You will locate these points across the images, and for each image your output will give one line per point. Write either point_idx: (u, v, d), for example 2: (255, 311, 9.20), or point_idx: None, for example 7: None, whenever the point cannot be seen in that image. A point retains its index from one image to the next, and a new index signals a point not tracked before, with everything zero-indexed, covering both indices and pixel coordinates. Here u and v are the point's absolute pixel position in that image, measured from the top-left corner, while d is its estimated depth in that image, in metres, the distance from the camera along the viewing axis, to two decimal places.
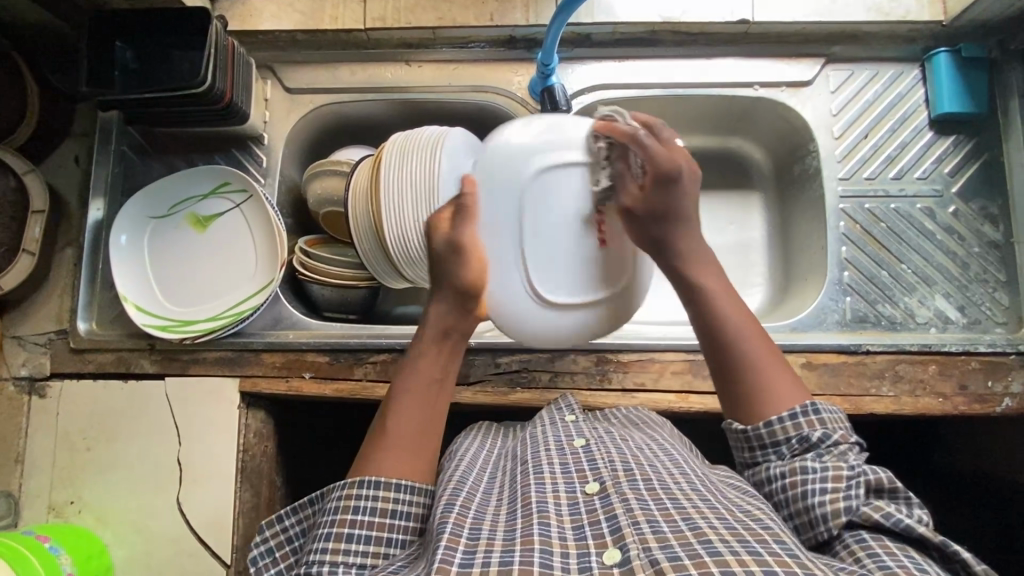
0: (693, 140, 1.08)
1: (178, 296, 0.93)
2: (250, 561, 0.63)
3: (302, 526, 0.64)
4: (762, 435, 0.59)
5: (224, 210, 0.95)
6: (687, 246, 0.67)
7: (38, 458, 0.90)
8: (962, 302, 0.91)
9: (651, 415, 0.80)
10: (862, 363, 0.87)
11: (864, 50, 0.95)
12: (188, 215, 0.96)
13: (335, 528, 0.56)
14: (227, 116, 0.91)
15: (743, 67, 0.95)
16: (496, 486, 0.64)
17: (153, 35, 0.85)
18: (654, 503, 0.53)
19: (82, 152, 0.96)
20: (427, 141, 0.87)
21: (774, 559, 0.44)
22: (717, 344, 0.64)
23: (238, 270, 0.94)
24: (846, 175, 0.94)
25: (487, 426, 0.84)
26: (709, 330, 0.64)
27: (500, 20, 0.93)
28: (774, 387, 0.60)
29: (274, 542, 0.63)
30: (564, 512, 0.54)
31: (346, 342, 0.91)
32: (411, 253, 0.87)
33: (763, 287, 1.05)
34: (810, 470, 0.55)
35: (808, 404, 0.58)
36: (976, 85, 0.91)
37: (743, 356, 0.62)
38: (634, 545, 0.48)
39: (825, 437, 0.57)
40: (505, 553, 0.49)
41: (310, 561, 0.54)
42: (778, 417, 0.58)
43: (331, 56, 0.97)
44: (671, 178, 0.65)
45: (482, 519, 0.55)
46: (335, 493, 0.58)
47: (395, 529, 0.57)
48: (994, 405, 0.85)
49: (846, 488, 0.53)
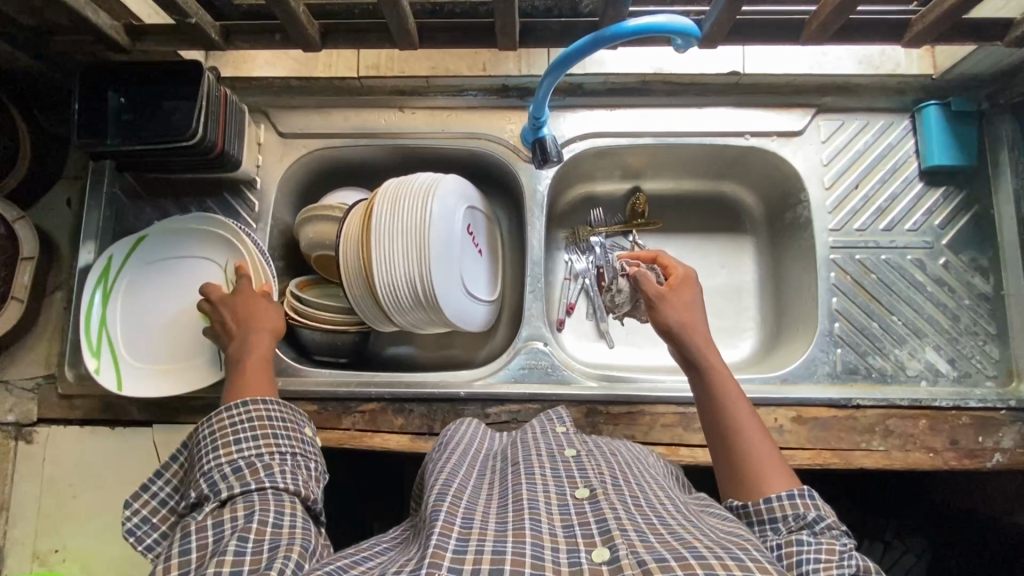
0: (685, 184, 1.08)
1: (128, 381, 0.88)
2: (126, 535, 0.61)
3: (174, 483, 0.65)
4: (761, 510, 0.59)
5: (152, 271, 0.93)
6: (702, 334, 0.74)
7: (22, 505, 0.89)
8: (952, 354, 0.91)
9: (637, 446, 0.76)
10: (852, 418, 0.87)
11: (856, 101, 0.95)
12: (96, 302, 0.89)
13: (220, 447, 0.60)
14: (219, 164, 0.91)
15: (736, 116, 0.95)
16: (486, 482, 0.63)
17: (148, 87, 0.85)
18: (641, 517, 0.53)
19: (74, 195, 0.96)
20: (418, 190, 0.88)
21: (755, 565, 0.44)
22: (720, 432, 0.67)
23: (180, 325, 0.92)
24: (836, 226, 0.94)
25: (475, 422, 0.80)
26: (714, 418, 0.68)
27: (492, 70, 0.96)
28: (771, 475, 0.62)
29: (148, 510, 0.63)
30: (554, 511, 0.54)
31: (335, 392, 0.91)
32: (400, 299, 0.88)
33: (755, 333, 1.04)
34: (804, 542, 0.54)
35: (805, 488, 0.59)
36: (967, 138, 0.92)
37: (742, 444, 0.65)
38: (623, 545, 0.47)
39: (818, 518, 0.57)
40: (498, 541, 0.49)
41: (207, 483, 0.57)
42: (777, 495, 0.59)
43: (325, 101, 0.97)
44: (690, 282, 0.80)
45: (473, 509, 0.55)
46: (204, 431, 0.62)
47: (275, 426, 0.64)
48: (984, 460, 0.85)
49: (840, 556, 0.52)
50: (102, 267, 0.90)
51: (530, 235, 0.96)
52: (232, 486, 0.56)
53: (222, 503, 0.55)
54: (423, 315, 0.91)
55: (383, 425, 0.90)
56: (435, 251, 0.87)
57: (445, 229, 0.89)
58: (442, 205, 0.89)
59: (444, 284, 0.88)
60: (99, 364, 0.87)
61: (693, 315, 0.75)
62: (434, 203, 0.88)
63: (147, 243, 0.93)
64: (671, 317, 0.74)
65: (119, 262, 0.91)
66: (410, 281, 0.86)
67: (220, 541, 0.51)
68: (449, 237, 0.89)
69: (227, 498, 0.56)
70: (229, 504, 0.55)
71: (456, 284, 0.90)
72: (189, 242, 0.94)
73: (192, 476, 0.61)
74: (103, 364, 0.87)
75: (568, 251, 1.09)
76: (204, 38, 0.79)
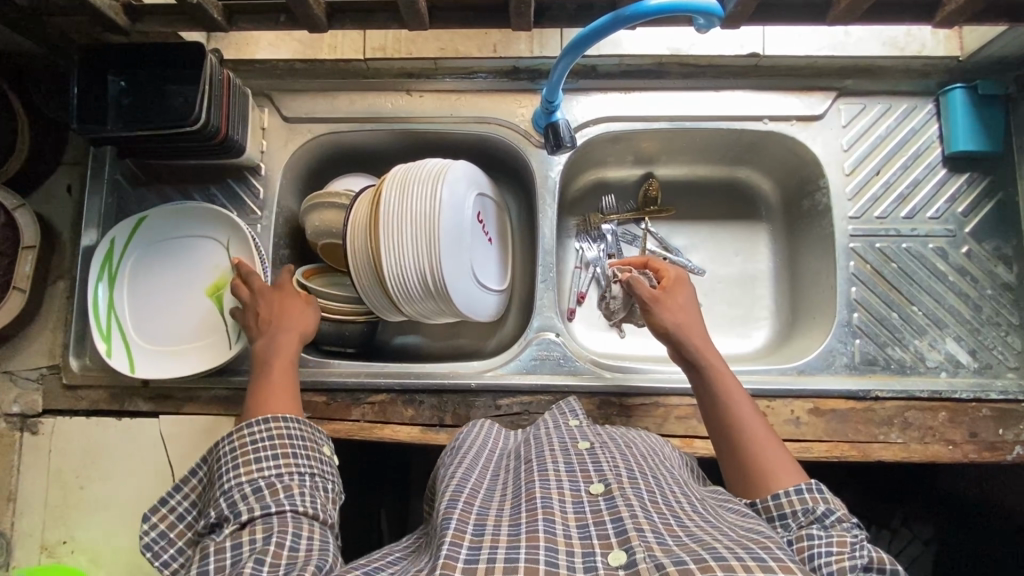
0: (699, 169, 1.06)
1: (139, 362, 0.88)
2: (144, 548, 0.61)
3: (193, 498, 0.63)
4: (770, 506, 0.58)
5: (161, 254, 0.93)
6: (699, 335, 0.73)
7: (29, 496, 0.88)
8: (973, 345, 0.89)
9: (654, 437, 0.74)
10: (870, 410, 0.85)
11: (877, 84, 0.92)
12: (102, 284, 0.89)
13: (239, 464, 0.59)
14: (222, 150, 0.88)
15: (754, 100, 0.92)
16: (499, 483, 0.61)
17: (148, 69, 0.82)
18: (657, 516, 0.51)
19: (75, 182, 0.94)
20: (428, 173, 0.86)
21: (778, 565, 0.43)
22: (726, 431, 0.66)
23: (191, 305, 0.92)
24: (857, 214, 0.92)
25: (487, 423, 0.79)
26: (721, 417, 0.67)
27: (504, 51, 0.92)
28: (782, 473, 0.60)
29: (166, 525, 0.62)
30: (568, 510, 0.52)
31: (344, 382, 0.89)
32: (409, 289, 0.85)
33: (770, 322, 1.02)
34: (816, 535, 0.53)
35: (814, 482, 0.58)
36: (992, 122, 0.89)
37: (750, 444, 0.64)
38: (640, 548, 0.46)
39: (828, 513, 0.55)
40: (511, 548, 0.47)
41: (227, 503, 0.56)
42: (786, 492, 0.57)
43: (330, 84, 0.95)
44: (681, 282, 0.80)
45: (486, 515, 0.53)
46: (224, 447, 0.60)
47: (295, 444, 0.62)
48: (1005, 453, 0.83)
49: (851, 547, 0.50)
50: (105, 251, 0.89)
51: (542, 223, 0.94)
52: (252, 508, 0.55)
53: (242, 525, 0.54)
54: (435, 305, 0.89)
55: (393, 416, 0.88)
56: (443, 241, 0.84)
57: (452, 221, 0.86)
58: (450, 195, 0.86)
59: (453, 276, 0.86)
60: (109, 348, 0.87)
61: (687, 318, 0.75)
62: (445, 189, 0.85)
63: (149, 226, 0.92)
64: (667, 321, 0.74)
65: (122, 246, 0.90)
66: (418, 271, 0.84)
67: (239, 563, 0.50)
68: (457, 226, 0.87)
69: (248, 519, 0.54)
70: (248, 527, 0.54)
71: (465, 275, 0.89)
72: (189, 224, 0.93)
73: (211, 495, 0.60)
74: (114, 347, 0.88)
75: (579, 239, 1.06)
76: (207, 19, 0.77)
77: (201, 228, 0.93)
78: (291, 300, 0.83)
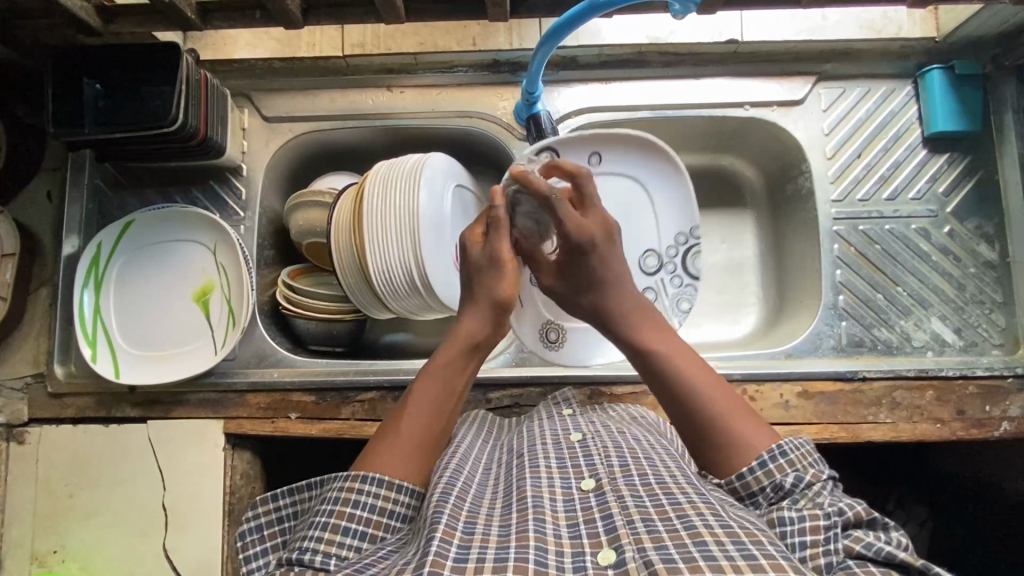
0: (684, 158, 1.04)
1: (125, 367, 0.88)
2: (239, 534, 0.61)
3: (297, 509, 0.62)
4: (737, 487, 0.57)
5: (144, 259, 0.92)
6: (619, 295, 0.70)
7: (18, 507, 0.87)
8: (958, 323, 0.90)
9: (643, 411, 0.78)
10: (859, 391, 0.86)
11: (855, 67, 0.92)
12: (87, 291, 0.89)
13: (329, 527, 0.54)
14: (203, 150, 0.88)
15: (733, 87, 0.92)
16: (491, 479, 0.61)
17: (122, 69, 0.82)
18: (650, 499, 0.51)
19: (55, 188, 0.93)
20: (409, 172, 0.83)
21: (768, 563, 0.42)
22: (679, 411, 0.62)
23: (176, 310, 0.91)
24: (840, 196, 0.92)
25: (483, 416, 0.81)
26: (664, 391, 0.63)
27: (483, 44, 0.92)
28: (747, 430, 0.59)
29: (266, 519, 0.62)
30: (559, 508, 0.52)
31: (333, 380, 0.89)
32: (396, 285, 0.83)
33: (758, 307, 1.03)
34: (787, 519, 0.51)
35: (774, 448, 0.57)
36: (969, 101, 0.90)
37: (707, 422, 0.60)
38: (629, 546, 0.46)
39: (797, 480, 0.55)
40: (500, 549, 0.47)
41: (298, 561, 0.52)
42: (751, 469, 0.57)
43: (310, 82, 0.94)
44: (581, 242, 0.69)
45: (477, 513, 0.53)
46: (336, 485, 0.57)
47: (390, 529, 0.56)
48: (992, 429, 0.84)
49: (826, 536, 0.49)
50: (91, 256, 0.89)
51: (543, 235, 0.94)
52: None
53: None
54: (422, 302, 0.86)
55: (382, 414, 0.88)
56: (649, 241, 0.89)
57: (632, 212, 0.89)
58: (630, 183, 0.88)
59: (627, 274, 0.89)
60: (94, 353, 0.87)
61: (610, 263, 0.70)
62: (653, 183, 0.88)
63: (135, 229, 0.91)
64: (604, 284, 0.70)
65: (108, 250, 0.90)
66: (405, 266, 0.81)
67: None
68: (439, 222, 0.84)
69: None
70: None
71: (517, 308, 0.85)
72: (175, 227, 0.92)
73: (299, 532, 0.56)
74: (99, 353, 0.87)
75: None
76: (181, 18, 0.76)
77: (186, 233, 0.93)
78: (504, 272, 0.70)
